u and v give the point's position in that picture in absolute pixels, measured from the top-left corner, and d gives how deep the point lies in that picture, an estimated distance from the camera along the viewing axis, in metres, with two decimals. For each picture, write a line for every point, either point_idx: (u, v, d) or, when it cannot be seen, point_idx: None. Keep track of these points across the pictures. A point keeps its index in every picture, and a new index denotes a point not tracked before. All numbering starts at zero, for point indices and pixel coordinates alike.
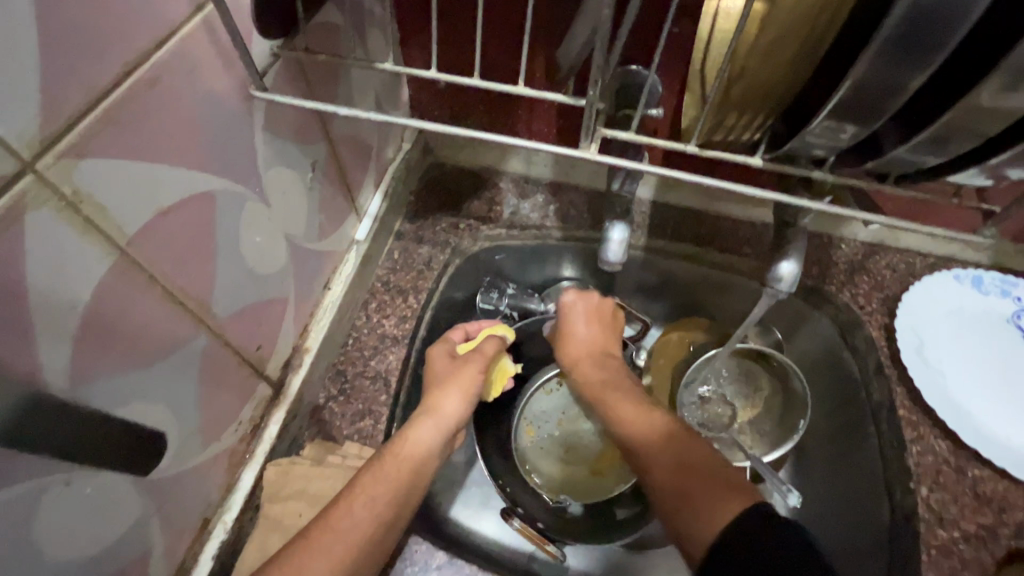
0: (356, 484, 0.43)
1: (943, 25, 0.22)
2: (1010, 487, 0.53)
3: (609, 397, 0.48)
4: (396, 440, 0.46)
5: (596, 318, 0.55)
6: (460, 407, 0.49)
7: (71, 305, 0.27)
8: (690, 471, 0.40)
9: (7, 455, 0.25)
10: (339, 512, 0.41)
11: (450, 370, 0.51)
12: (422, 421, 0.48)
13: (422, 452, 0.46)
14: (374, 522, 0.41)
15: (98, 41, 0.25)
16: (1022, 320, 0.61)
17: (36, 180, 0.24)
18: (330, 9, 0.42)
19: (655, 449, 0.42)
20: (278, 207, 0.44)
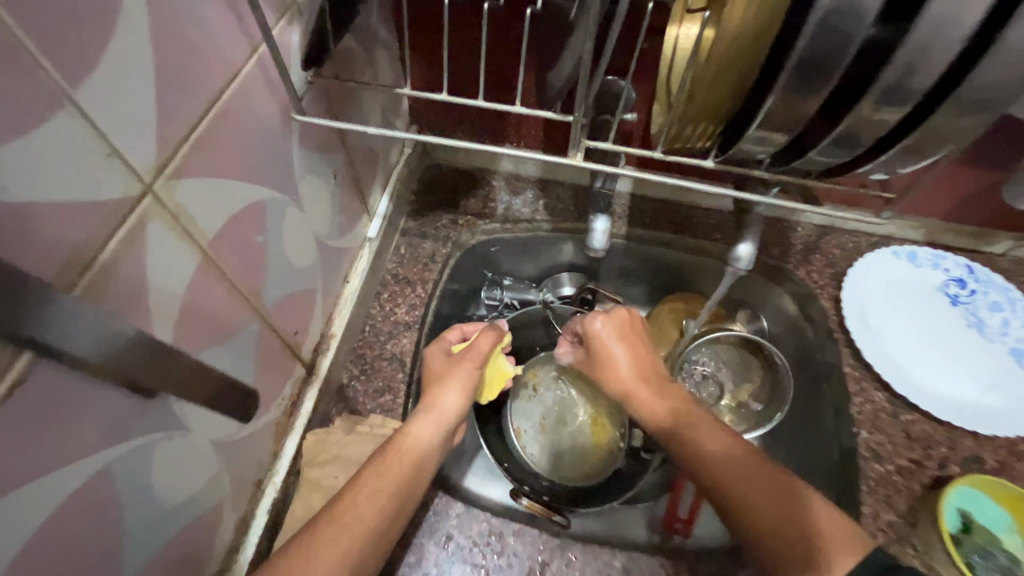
0: (360, 479, 0.45)
1: (836, 55, 0.28)
2: (935, 427, 0.62)
3: (683, 429, 0.46)
4: (397, 437, 0.49)
5: (631, 335, 0.55)
6: (458, 402, 0.53)
7: (173, 296, 0.34)
8: (779, 496, 0.39)
9: (138, 410, 0.32)
10: (344, 503, 0.43)
11: (448, 365, 0.56)
12: (423, 416, 0.51)
13: (420, 443, 0.49)
14: (376, 513, 0.43)
15: (191, 87, 0.32)
16: (949, 288, 0.70)
17: (154, 200, 0.31)
18: (350, 38, 0.48)
19: (755, 492, 0.40)
20: (310, 210, 0.51)
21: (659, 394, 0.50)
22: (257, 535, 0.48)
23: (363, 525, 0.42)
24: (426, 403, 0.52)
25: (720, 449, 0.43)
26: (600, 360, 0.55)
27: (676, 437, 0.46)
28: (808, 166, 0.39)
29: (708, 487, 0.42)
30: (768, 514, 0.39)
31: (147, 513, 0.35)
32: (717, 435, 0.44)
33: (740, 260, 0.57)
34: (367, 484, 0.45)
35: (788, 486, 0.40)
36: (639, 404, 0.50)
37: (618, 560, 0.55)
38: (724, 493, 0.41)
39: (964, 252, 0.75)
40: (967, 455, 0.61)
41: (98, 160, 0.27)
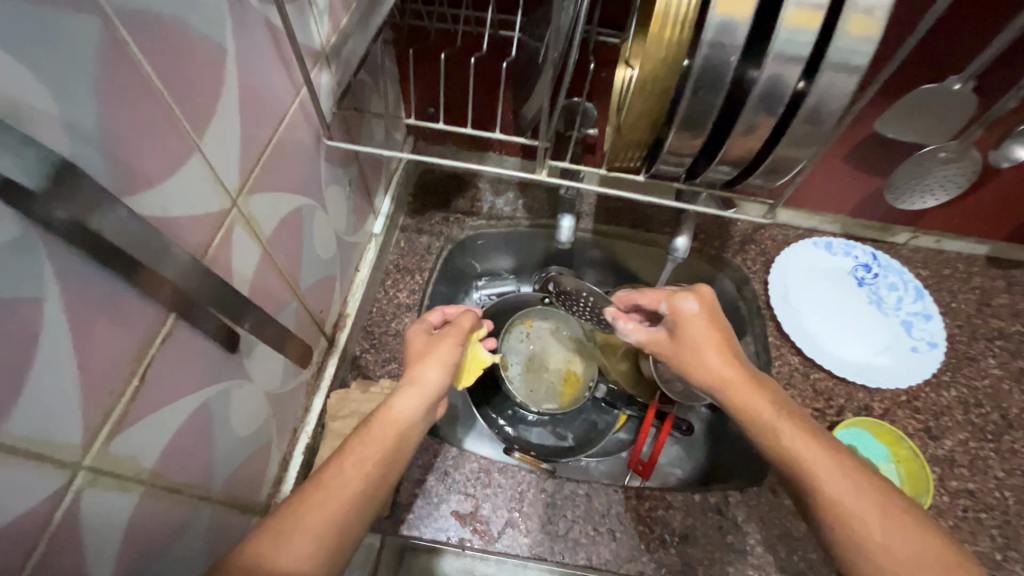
0: (346, 451, 0.50)
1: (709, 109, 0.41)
2: (837, 383, 0.77)
3: (781, 424, 0.51)
4: (382, 411, 0.54)
5: (714, 320, 0.58)
6: (438, 376, 0.58)
7: (245, 280, 0.46)
8: (893, 522, 0.46)
9: (228, 359, 0.45)
10: (331, 470, 0.48)
11: (428, 344, 0.61)
12: (408, 390, 0.56)
13: (400, 411, 0.54)
14: (360, 478, 0.49)
15: (258, 128, 0.44)
16: (857, 271, 0.85)
17: (237, 211, 0.43)
18: (364, 74, 0.61)
19: (858, 498, 0.47)
20: (332, 213, 0.63)
21: (761, 395, 0.53)
22: (294, 471, 0.61)
23: (350, 487, 0.47)
24: (410, 375, 0.58)
25: (837, 475, 0.48)
26: (690, 344, 0.57)
27: (788, 452, 0.50)
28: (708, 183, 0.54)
29: (829, 509, 0.47)
30: (895, 548, 0.45)
31: (230, 438, 0.48)
32: (835, 458, 0.49)
33: (677, 250, 0.71)
34: (353, 455, 0.50)
35: (902, 515, 0.47)
36: (731, 391, 0.54)
37: (581, 487, 0.66)
38: (826, 491, 0.48)
39: (873, 243, 0.90)
40: (859, 404, 0.75)
41: (209, 185, 0.39)
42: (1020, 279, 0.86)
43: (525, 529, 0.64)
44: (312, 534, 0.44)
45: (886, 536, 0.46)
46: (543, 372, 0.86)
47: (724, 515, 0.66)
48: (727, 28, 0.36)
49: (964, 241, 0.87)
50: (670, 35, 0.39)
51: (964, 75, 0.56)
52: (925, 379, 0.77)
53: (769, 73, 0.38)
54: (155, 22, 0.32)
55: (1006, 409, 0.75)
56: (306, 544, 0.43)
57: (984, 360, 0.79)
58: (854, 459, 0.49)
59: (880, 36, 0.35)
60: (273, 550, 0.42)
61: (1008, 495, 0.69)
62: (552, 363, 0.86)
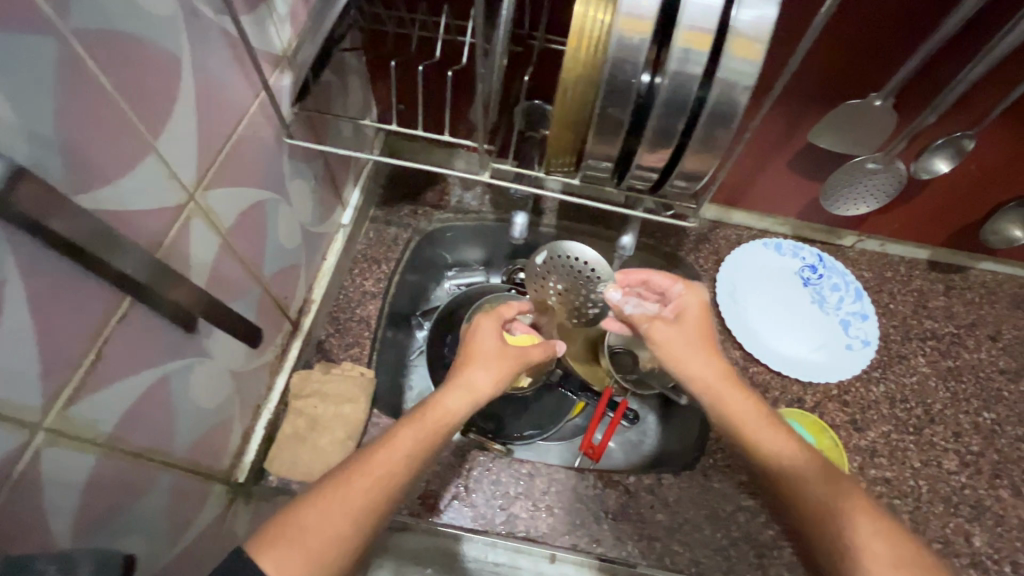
0: (399, 436, 0.55)
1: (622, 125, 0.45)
2: (774, 376, 0.82)
3: (766, 435, 0.56)
4: (428, 410, 0.58)
5: (701, 334, 0.63)
6: (490, 385, 0.62)
7: (205, 267, 0.50)
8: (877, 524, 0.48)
9: (186, 337, 0.49)
10: (378, 456, 0.53)
11: (498, 351, 0.64)
12: (459, 391, 0.61)
13: (454, 415, 0.59)
14: (405, 467, 0.53)
15: (215, 129, 0.48)
16: (804, 272, 0.90)
17: (194, 204, 0.47)
18: (326, 74, 0.64)
19: (839, 500, 0.50)
20: (296, 205, 0.67)
21: (751, 405, 0.58)
22: (255, 444, 0.67)
23: (389, 474, 0.52)
24: (467, 379, 0.62)
25: (816, 474, 0.52)
26: (684, 337, 0.63)
27: (772, 461, 0.55)
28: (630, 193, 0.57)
29: (812, 508, 0.51)
30: (875, 546, 0.46)
31: (193, 410, 0.52)
32: (819, 465, 0.53)
33: (625, 248, 0.77)
34: (396, 445, 0.54)
35: (884, 519, 0.48)
36: (716, 401, 0.59)
37: (526, 466, 0.72)
38: (807, 493, 0.51)
39: (821, 244, 0.94)
40: (792, 396, 0.80)
41: (165, 182, 0.43)
42: (957, 283, 0.91)
43: (471, 502, 0.69)
44: (354, 515, 0.49)
45: (868, 535, 0.47)
46: None
47: (656, 495, 0.71)
48: (627, 49, 0.40)
49: (907, 245, 0.91)
50: (585, 55, 0.42)
51: (884, 92, 0.60)
52: (855, 374, 0.82)
53: (670, 84, 0.40)
54: (111, 40, 0.36)
55: (929, 405, 0.80)
56: (346, 525, 0.48)
57: (914, 358, 0.84)
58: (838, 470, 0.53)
59: (761, 61, 0.39)
60: (317, 525, 0.47)
61: (922, 483, 0.74)
62: None
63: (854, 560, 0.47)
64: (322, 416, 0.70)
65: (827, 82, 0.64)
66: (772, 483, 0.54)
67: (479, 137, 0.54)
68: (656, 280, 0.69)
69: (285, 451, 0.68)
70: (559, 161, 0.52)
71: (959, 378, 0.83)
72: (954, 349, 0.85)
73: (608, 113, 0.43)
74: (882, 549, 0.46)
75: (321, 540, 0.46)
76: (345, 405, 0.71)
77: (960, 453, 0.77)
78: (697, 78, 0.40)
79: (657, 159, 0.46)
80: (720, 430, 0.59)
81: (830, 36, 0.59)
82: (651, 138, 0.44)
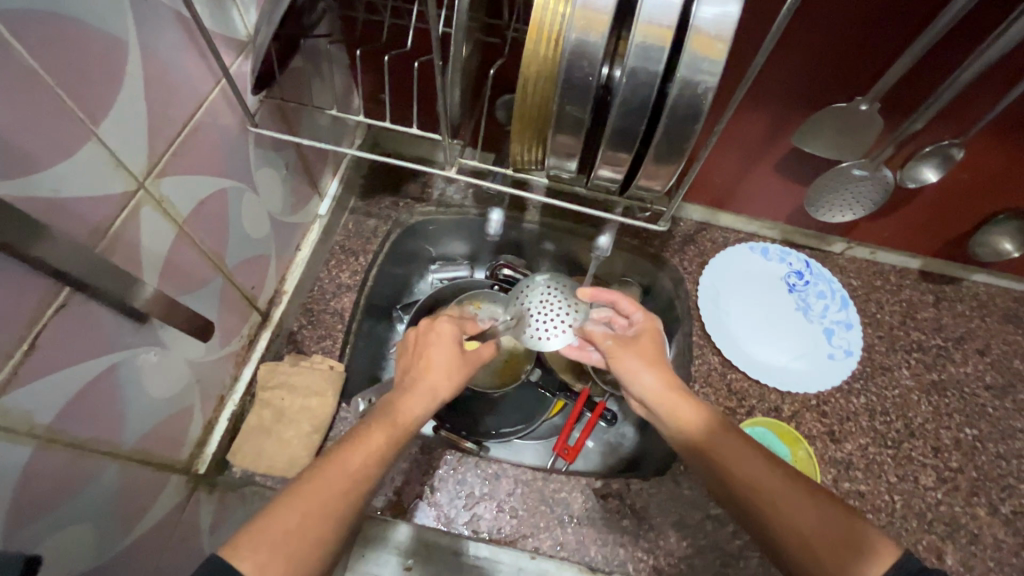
0: (366, 433, 0.56)
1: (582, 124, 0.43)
2: (752, 384, 0.80)
3: (719, 441, 0.56)
4: (392, 413, 0.58)
5: (650, 354, 0.64)
6: (450, 391, 0.63)
7: (158, 256, 0.49)
8: (817, 509, 0.49)
9: (136, 327, 0.48)
10: (354, 454, 0.53)
11: (457, 359, 0.63)
12: (418, 397, 0.60)
13: (416, 416, 0.59)
14: (377, 465, 0.54)
15: (169, 115, 0.47)
16: (789, 277, 0.88)
17: (144, 192, 0.46)
18: (298, 59, 0.63)
19: (792, 494, 0.50)
20: (263, 194, 0.66)
21: (698, 413, 0.59)
22: (218, 435, 0.66)
23: (364, 473, 0.53)
24: (429, 384, 0.61)
25: (754, 470, 0.53)
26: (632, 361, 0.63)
27: (726, 467, 0.55)
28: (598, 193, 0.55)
29: (768, 510, 0.51)
30: (825, 532, 0.47)
31: (146, 400, 0.52)
32: (767, 460, 0.54)
33: (602, 248, 0.78)
34: (369, 446, 0.55)
35: (831, 504, 0.49)
36: (667, 414, 0.61)
37: (492, 467, 0.71)
38: (761, 494, 0.52)
39: (810, 250, 0.92)
40: (769, 405, 0.79)
41: (109, 169, 0.42)
42: (948, 294, 0.89)
43: (435, 501, 0.69)
44: (331, 514, 0.49)
45: (819, 525, 0.48)
46: None
47: (624, 502, 0.70)
48: (585, 45, 0.38)
49: (898, 254, 0.89)
50: (545, 51, 0.40)
51: (868, 96, 0.58)
52: (835, 385, 0.80)
53: (627, 82, 0.38)
54: (43, 23, 0.35)
55: (910, 418, 0.79)
56: (324, 522, 0.48)
57: (898, 370, 0.82)
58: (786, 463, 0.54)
59: (724, 61, 0.37)
60: (293, 526, 0.47)
61: (896, 498, 0.73)
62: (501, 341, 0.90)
63: (812, 555, 0.47)
64: (288, 408, 0.69)
65: (812, 85, 0.62)
66: (728, 489, 0.55)
67: (443, 132, 0.52)
68: (624, 305, 0.66)
69: (248, 442, 0.67)
70: (526, 159, 0.50)
71: (943, 393, 0.81)
72: (940, 363, 0.83)
73: (566, 111, 0.42)
74: (836, 536, 0.47)
75: (300, 538, 0.47)
76: (312, 399, 0.70)
77: (938, 469, 0.75)
78: (657, 76, 0.38)
79: (620, 161, 0.44)
80: (675, 443, 0.61)
81: (815, 36, 0.57)
82: (612, 139, 0.42)
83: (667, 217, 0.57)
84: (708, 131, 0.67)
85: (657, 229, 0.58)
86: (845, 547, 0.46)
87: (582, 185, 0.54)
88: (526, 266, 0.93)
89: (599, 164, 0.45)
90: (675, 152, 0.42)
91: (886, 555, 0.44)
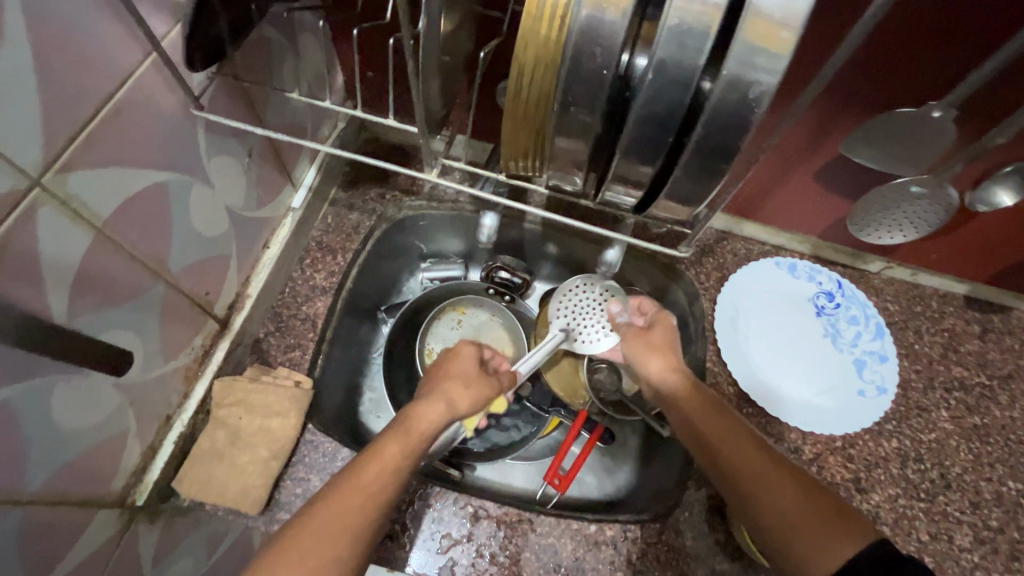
0: (380, 443, 0.47)
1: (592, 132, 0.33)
2: (771, 420, 0.71)
3: (714, 424, 0.54)
4: (407, 420, 0.49)
5: (658, 343, 0.62)
6: (473, 404, 0.54)
7: (67, 267, 0.41)
8: (814, 496, 0.47)
9: (34, 359, 0.39)
10: (366, 470, 0.45)
11: (477, 371, 0.56)
12: (436, 400, 0.51)
13: (435, 425, 0.50)
14: (396, 483, 0.45)
15: (75, 95, 0.38)
16: (819, 299, 0.78)
17: (41, 190, 0.37)
18: (262, 28, 0.53)
19: (776, 481, 0.48)
20: (219, 187, 0.57)
21: (694, 397, 0.57)
22: (164, 460, 0.59)
23: (381, 493, 0.44)
24: (445, 392, 0.52)
25: (743, 452, 0.51)
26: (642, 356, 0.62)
27: (713, 449, 0.53)
28: (611, 210, 0.45)
29: (750, 495, 0.49)
30: (803, 521, 0.45)
31: (59, 433, 0.44)
32: (755, 448, 0.51)
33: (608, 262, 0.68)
34: (383, 458, 0.45)
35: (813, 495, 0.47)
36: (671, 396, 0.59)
37: (471, 505, 0.63)
38: (744, 480, 0.50)
39: (844, 268, 0.82)
40: (790, 446, 0.70)
41: None
42: (996, 326, 0.79)
43: (405, 542, 0.61)
44: (346, 537, 0.41)
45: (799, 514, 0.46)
46: None
47: (618, 551, 0.62)
48: (596, 31, 0.29)
49: (943, 278, 0.79)
50: (546, 31, 0.31)
51: (944, 101, 0.48)
52: (865, 427, 0.71)
53: (653, 81, 0.29)
54: None
55: (947, 468, 0.70)
56: (336, 547, 0.41)
57: (936, 412, 0.73)
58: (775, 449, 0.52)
59: (788, 56, 0.27)
60: (301, 552, 0.40)
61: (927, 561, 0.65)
62: None
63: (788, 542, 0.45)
64: (245, 430, 0.61)
65: (874, 84, 0.51)
66: (715, 473, 0.53)
67: (419, 128, 0.43)
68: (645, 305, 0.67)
69: (198, 468, 0.60)
70: (517, 164, 0.40)
71: (986, 440, 0.72)
72: (984, 405, 0.74)
73: (570, 113, 0.32)
74: (815, 527, 0.44)
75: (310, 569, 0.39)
76: (272, 420, 0.62)
77: (976, 528, 0.67)
78: (696, 74, 0.28)
79: (636, 179, 0.34)
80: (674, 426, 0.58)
81: (887, 23, 0.46)
82: (625, 154, 0.33)
83: (687, 241, 0.47)
84: (757, 142, 0.56)
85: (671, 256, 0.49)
86: (823, 538, 0.43)
87: (590, 198, 0.44)
88: (526, 267, 0.81)
89: (609, 179, 0.36)
90: (708, 174, 0.32)
91: (856, 543, 0.42)
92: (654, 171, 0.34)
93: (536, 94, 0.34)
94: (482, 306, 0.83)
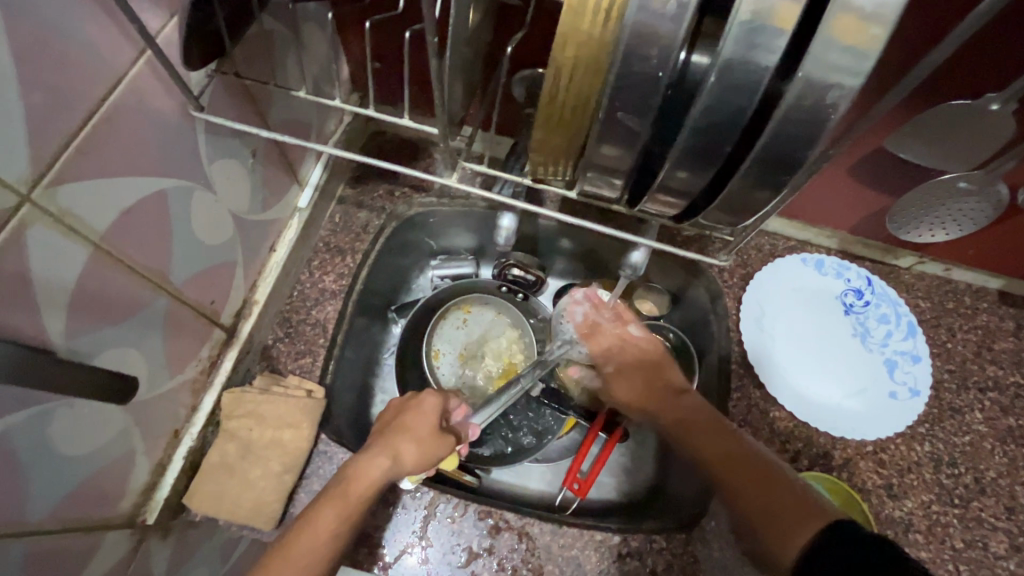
0: (319, 504, 0.47)
1: (635, 141, 0.30)
2: (798, 424, 0.69)
3: (684, 432, 0.57)
4: (348, 479, 0.49)
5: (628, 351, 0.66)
6: (415, 465, 0.51)
7: (62, 287, 0.38)
8: (771, 486, 0.49)
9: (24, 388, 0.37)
10: (300, 536, 0.45)
11: (427, 432, 0.53)
12: (377, 456, 0.50)
13: (374, 484, 0.49)
14: (328, 555, 0.46)
15: (65, 104, 0.35)
16: (847, 297, 0.75)
17: (31, 207, 0.34)
18: (264, 20, 0.49)
19: (731, 478, 0.51)
20: (222, 191, 0.54)
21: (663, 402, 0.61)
22: (173, 476, 0.56)
23: (319, 556, 0.45)
24: (388, 448, 0.51)
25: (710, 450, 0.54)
26: (628, 369, 0.65)
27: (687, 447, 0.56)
28: (645, 216, 0.41)
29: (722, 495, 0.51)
30: (760, 516, 0.47)
31: (62, 460, 0.42)
32: (719, 447, 0.53)
33: (633, 264, 0.67)
34: (321, 522, 0.46)
35: (773, 491, 0.48)
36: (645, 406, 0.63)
37: (491, 517, 0.61)
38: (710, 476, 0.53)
39: (872, 263, 0.79)
40: (818, 451, 0.68)
41: None
42: None
43: (424, 555, 0.60)
44: None
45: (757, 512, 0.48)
46: (475, 355, 0.77)
47: (643, 563, 0.60)
48: (652, 29, 0.25)
49: (976, 273, 0.76)
50: (590, 26, 0.27)
51: (1003, 94, 0.45)
52: (897, 430, 0.69)
53: (716, 84, 0.25)
54: None
55: (981, 472, 0.67)
56: None
57: (970, 413, 0.70)
58: (740, 443, 0.53)
59: (875, 56, 0.24)
60: None
61: (961, 568, 0.63)
62: (491, 357, 0.77)
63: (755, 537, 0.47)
64: (256, 442, 0.59)
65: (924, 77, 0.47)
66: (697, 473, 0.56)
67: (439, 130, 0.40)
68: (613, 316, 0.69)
69: (209, 483, 0.58)
70: (547, 167, 0.36)
71: (1022, 442, 0.69)
72: (1020, 406, 0.71)
73: (616, 119, 0.29)
74: (769, 519, 0.46)
75: None
76: (285, 431, 0.60)
77: (1012, 535, 0.65)
78: (767, 76, 0.25)
79: (684, 188, 0.31)
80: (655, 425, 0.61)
81: (943, 13, 0.42)
82: (677, 162, 0.29)
83: (729, 251, 0.47)
84: None
85: (707, 264, 0.48)
86: (775, 530, 0.45)
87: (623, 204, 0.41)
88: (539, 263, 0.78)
89: (654, 189, 0.32)
90: (769, 185, 0.29)
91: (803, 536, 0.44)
92: (707, 180, 0.30)
93: (571, 96, 0.30)
94: (488, 304, 0.79)
